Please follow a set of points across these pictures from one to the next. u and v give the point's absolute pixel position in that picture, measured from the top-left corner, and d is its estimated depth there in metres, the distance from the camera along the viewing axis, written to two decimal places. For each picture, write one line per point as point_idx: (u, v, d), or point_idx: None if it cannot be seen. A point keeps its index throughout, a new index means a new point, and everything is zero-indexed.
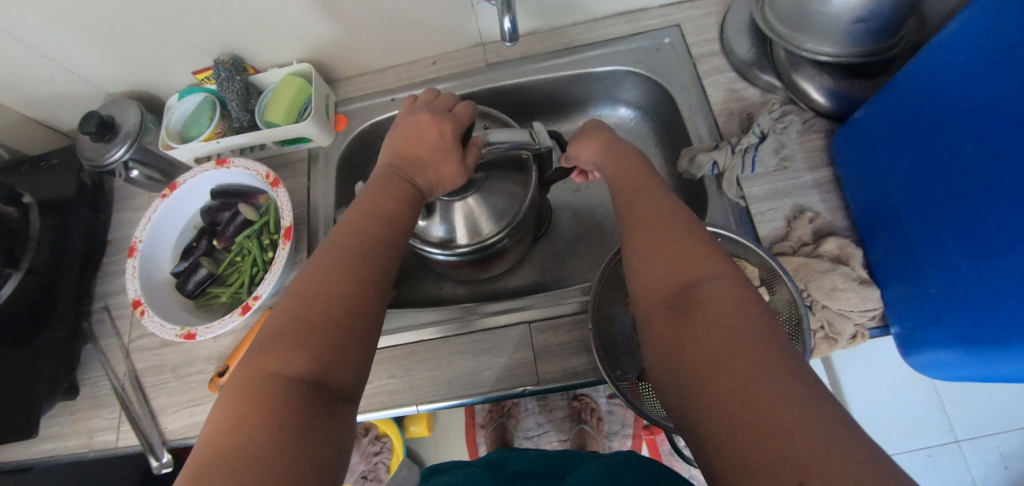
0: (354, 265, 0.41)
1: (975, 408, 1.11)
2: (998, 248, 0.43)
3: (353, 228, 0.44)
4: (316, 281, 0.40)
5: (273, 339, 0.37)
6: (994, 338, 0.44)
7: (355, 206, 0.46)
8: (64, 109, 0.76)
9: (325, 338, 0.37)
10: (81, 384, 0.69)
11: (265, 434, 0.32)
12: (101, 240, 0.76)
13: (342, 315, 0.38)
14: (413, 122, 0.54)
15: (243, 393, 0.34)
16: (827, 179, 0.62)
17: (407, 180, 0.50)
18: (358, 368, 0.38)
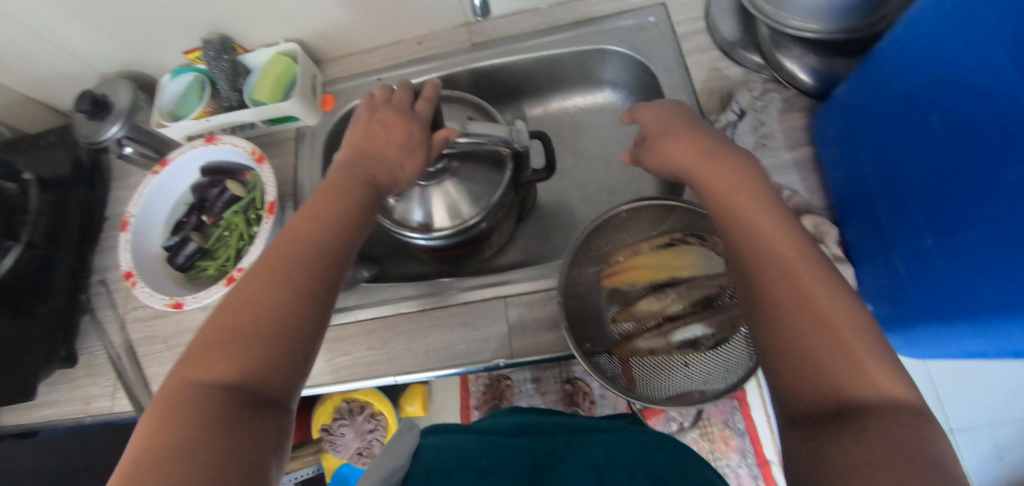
0: (288, 271, 0.41)
1: (970, 398, 1.10)
2: (962, 223, 0.42)
3: (289, 235, 0.44)
4: (245, 292, 0.40)
5: (203, 348, 0.38)
6: (959, 312, 0.44)
7: (301, 211, 0.46)
8: (61, 88, 0.78)
9: (250, 346, 0.37)
10: (79, 353, 0.72)
11: (179, 441, 0.33)
12: (98, 216, 0.78)
13: (271, 324, 0.38)
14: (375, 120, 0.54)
15: (163, 404, 0.35)
16: (806, 158, 0.62)
17: (367, 174, 0.50)
18: (285, 375, 0.38)
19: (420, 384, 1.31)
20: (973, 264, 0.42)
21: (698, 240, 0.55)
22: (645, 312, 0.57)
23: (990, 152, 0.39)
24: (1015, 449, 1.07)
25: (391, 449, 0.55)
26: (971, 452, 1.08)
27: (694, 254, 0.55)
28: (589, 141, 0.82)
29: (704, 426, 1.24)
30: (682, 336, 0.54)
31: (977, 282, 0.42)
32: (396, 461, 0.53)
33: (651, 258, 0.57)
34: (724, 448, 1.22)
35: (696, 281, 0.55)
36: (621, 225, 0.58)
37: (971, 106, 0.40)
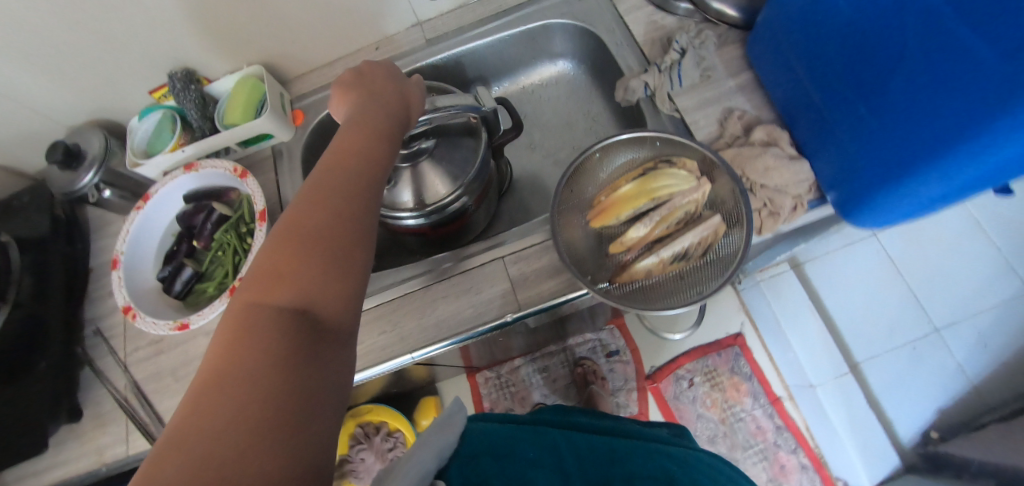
0: (332, 200, 0.42)
1: (948, 296, 1.18)
2: (885, 82, 0.49)
3: (325, 185, 0.44)
4: (290, 240, 0.40)
5: (263, 273, 0.39)
6: (903, 165, 0.50)
7: (331, 148, 0.47)
8: (28, 150, 0.78)
9: (309, 270, 0.39)
10: (83, 406, 0.71)
11: (257, 359, 0.34)
12: (82, 268, 0.77)
13: (326, 270, 0.39)
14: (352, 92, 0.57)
15: (232, 325, 0.36)
16: (748, 81, 0.68)
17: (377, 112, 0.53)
18: (344, 299, 0.40)
19: (431, 396, 1.30)
20: (906, 116, 0.48)
21: (668, 164, 0.61)
22: (634, 240, 0.61)
23: (895, 12, 0.46)
24: (997, 335, 1.14)
25: (446, 421, 0.54)
26: (959, 345, 1.15)
27: (668, 176, 0.60)
28: (552, 114, 0.87)
29: (711, 375, 1.25)
30: (672, 251, 0.58)
31: (912, 130, 0.48)
32: (447, 437, 0.51)
33: (631, 188, 0.61)
34: (736, 395, 1.22)
35: (674, 200, 0.59)
36: (598, 165, 0.63)
37: None
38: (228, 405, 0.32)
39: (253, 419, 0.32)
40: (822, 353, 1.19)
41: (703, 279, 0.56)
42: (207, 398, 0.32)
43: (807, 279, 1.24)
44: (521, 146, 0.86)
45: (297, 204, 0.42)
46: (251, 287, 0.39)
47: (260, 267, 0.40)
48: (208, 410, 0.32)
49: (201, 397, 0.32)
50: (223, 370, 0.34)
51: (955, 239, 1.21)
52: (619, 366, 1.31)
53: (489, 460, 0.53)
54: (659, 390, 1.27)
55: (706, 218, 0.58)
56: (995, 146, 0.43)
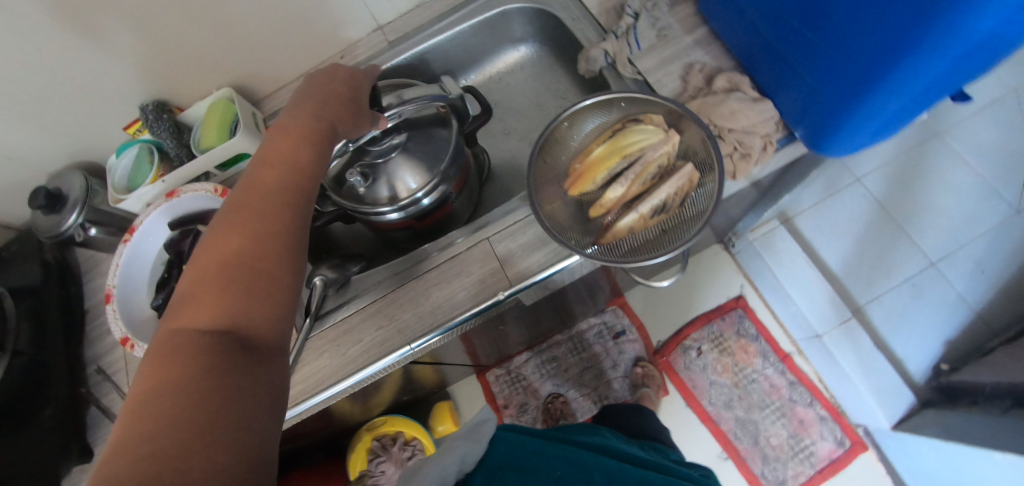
0: (256, 220, 0.44)
1: (938, 229, 1.19)
2: (827, 7, 0.50)
3: (252, 203, 0.45)
4: (214, 260, 0.41)
5: (186, 300, 0.39)
6: (860, 84, 0.51)
7: (252, 170, 0.48)
8: (11, 200, 0.79)
9: (235, 289, 0.39)
10: (94, 444, 0.71)
11: (188, 375, 0.34)
12: (78, 309, 0.78)
13: (252, 289, 0.40)
14: (309, 88, 0.58)
15: (158, 352, 0.35)
16: (704, 35, 0.69)
17: (315, 119, 0.54)
18: (273, 314, 0.40)
19: (444, 401, 1.30)
20: (853, 36, 0.49)
21: (636, 122, 0.62)
22: (613, 201, 0.61)
23: None
24: (993, 259, 1.14)
25: (473, 428, 0.58)
26: (957, 275, 1.15)
27: (637, 132, 0.61)
28: (523, 99, 0.89)
29: (718, 341, 1.26)
30: (650, 205, 0.58)
31: (862, 48, 0.49)
32: (473, 445, 0.56)
33: (603, 149, 0.62)
34: (746, 357, 1.23)
35: (646, 155, 0.60)
36: (568, 134, 0.64)
37: None
38: (161, 420, 0.31)
39: (193, 421, 0.31)
40: (822, 300, 1.19)
41: (684, 227, 0.57)
42: (137, 420, 0.31)
43: (798, 232, 1.25)
44: (495, 133, 0.88)
45: (222, 224, 0.43)
46: (178, 307, 0.39)
47: (186, 286, 0.40)
48: (134, 423, 0.31)
49: (130, 422, 0.31)
50: (152, 384, 0.33)
51: (937, 172, 1.22)
52: (627, 346, 1.31)
53: (515, 474, 0.55)
54: (669, 364, 1.27)
55: (681, 168, 0.59)
56: (939, 46, 0.43)
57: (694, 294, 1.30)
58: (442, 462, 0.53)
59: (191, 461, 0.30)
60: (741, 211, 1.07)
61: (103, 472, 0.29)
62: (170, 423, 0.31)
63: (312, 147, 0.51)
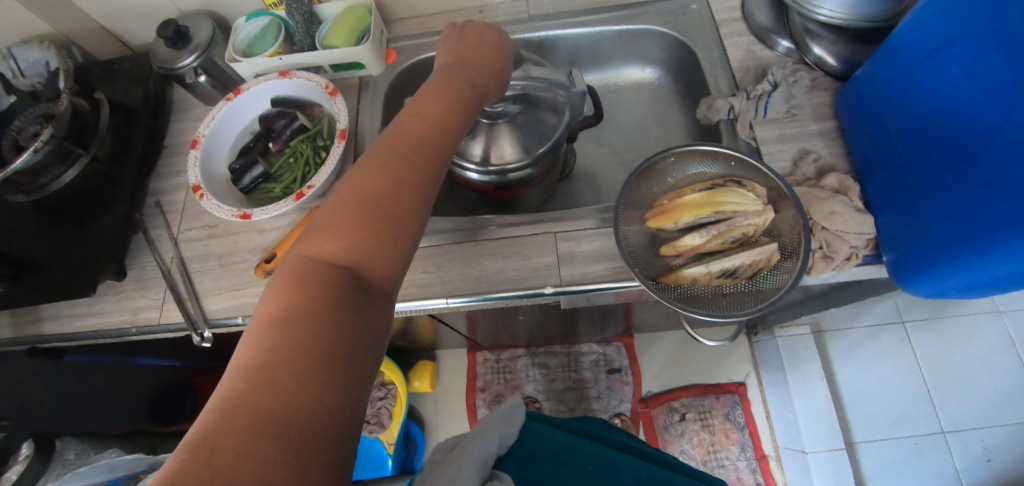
0: (395, 167, 0.45)
1: (962, 401, 1.16)
2: (978, 153, 0.48)
3: (388, 154, 0.46)
4: (351, 197, 0.44)
5: (321, 228, 0.43)
6: (975, 235, 0.50)
7: (408, 111, 0.51)
8: (137, 22, 0.82)
9: (360, 231, 0.42)
10: (128, 268, 0.74)
11: (309, 308, 0.38)
12: (159, 143, 0.81)
13: (376, 236, 0.43)
14: (451, 59, 0.58)
15: (292, 273, 0.41)
16: (831, 128, 0.69)
17: (462, 89, 0.55)
18: (391, 261, 0.43)
19: (429, 361, 1.33)
20: (992, 189, 0.47)
21: (737, 185, 0.62)
22: (687, 247, 0.62)
23: (1005, 84, 0.45)
24: (1005, 451, 1.11)
25: (508, 413, 0.61)
26: (962, 452, 1.12)
27: (736, 195, 0.61)
28: (627, 117, 0.89)
29: (704, 415, 1.26)
30: (722, 266, 0.59)
31: (996, 204, 0.47)
32: (505, 428, 0.58)
33: (697, 197, 0.62)
34: (724, 441, 1.24)
35: (736, 218, 0.60)
36: (669, 169, 0.65)
37: (990, 52, 0.47)
38: (279, 344, 0.36)
39: (305, 353, 0.36)
40: (823, 419, 1.15)
41: (747, 299, 0.58)
42: (263, 337, 0.36)
43: (823, 346, 1.24)
44: (589, 138, 0.89)
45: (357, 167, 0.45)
46: (308, 244, 0.42)
47: (320, 224, 0.43)
48: (261, 353, 0.36)
49: (258, 335, 0.37)
50: (277, 312, 0.38)
51: (984, 347, 1.19)
52: (617, 383, 1.31)
53: (548, 466, 0.58)
54: (649, 418, 1.28)
55: (763, 243, 0.59)
56: None
57: (698, 361, 1.31)
58: (484, 440, 0.55)
59: (297, 390, 0.34)
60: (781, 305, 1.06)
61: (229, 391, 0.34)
62: (288, 359, 0.35)
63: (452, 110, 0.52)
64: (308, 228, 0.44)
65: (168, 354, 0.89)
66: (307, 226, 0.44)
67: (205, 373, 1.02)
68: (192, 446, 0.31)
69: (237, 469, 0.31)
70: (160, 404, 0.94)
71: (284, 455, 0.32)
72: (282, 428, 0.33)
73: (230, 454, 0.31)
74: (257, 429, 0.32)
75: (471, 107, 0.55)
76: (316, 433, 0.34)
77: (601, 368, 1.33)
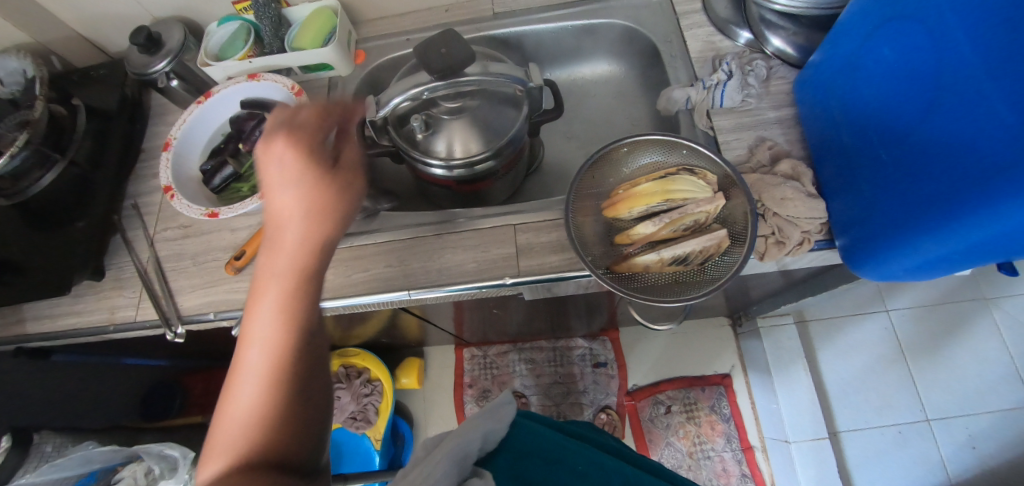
0: (286, 305, 0.41)
1: (946, 389, 1.15)
2: (913, 134, 0.50)
3: (274, 312, 0.41)
4: (261, 353, 0.40)
5: (235, 401, 0.39)
6: (913, 214, 0.51)
7: (270, 244, 0.43)
8: (114, 29, 0.85)
9: (279, 382, 0.40)
10: (106, 268, 0.76)
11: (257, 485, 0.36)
12: (136, 147, 0.83)
13: (298, 382, 0.40)
14: (285, 159, 0.42)
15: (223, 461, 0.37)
16: (788, 116, 0.70)
17: (322, 192, 0.43)
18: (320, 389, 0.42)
19: (416, 358, 1.34)
20: (926, 167, 0.49)
21: (689, 173, 0.63)
22: (640, 236, 0.63)
23: (935, 62, 0.47)
24: (989, 439, 1.11)
25: (496, 410, 0.61)
26: (947, 440, 1.12)
27: (686, 182, 0.62)
28: (596, 111, 0.91)
29: (690, 407, 1.26)
30: (673, 253, 0.60)
31: (929, 181, 0.48)
32: (494, 423, 0.58)
33: (649, 185, 0.63)
34: (709, 433, 1.23)
35: (687, 206, 0.61)
36: (623, 159, 0.66)
37: (916, 34, 0.48)
38: None
39: None
40: (806, 410, 1.15)
41: (697, 284, 0.59)
42: None
43: (807, 336, 1.24)
44: (558, 133, 0.90)
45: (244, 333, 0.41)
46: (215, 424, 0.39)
47: (235, 398, 0.39)
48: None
49: None
50: None
51: (969, 335, 1.19)
52: (602, 377, 1.32)
53: (538, 462, 0.57)
54: (635, 411, 1.28)
55: (713, 230, 0.60)
56: (1003, 209, 0.43)
57: (684, 353, 1.31)
58: (467, 435, 0.53)
59: None
60: (759, 295, 1.06)
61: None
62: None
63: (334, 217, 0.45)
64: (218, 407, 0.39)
65: (152, 352, 0.91)
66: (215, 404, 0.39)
67: (192, 371, 1.04)
68: None
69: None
70: (147, 402, 0.97)
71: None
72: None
73: None
74: None
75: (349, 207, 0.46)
76: None
77: (587, 362, 1.34)
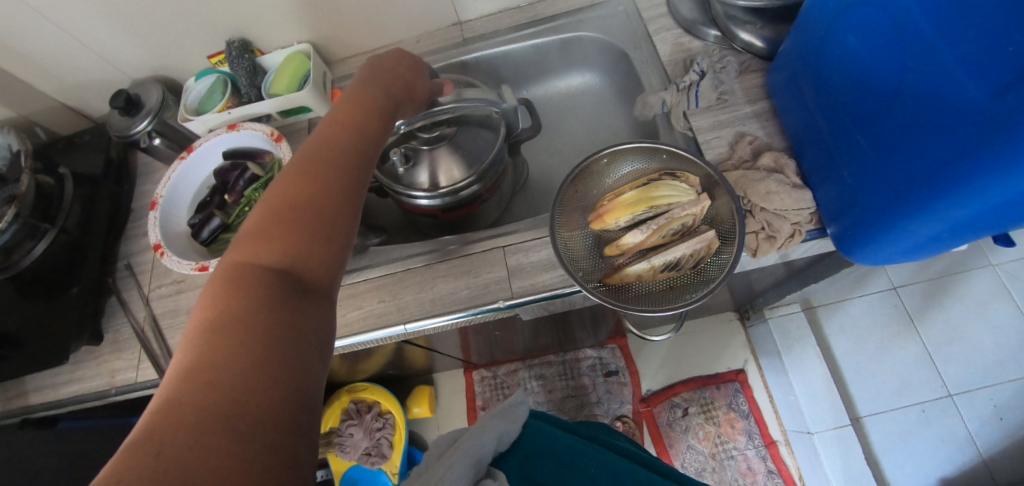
0: (319, 170, 0.47)
1: (964, 361, 1.13)
2: (880, 115, 0.50)
3: (295, 178, 0.46)
4: (281, 204, 0.44)
5: (253, 236, 0.43)
6: (896, 197, 0.50)
7: (328, 117, 0.52)
8: (95, 94, 0.87)
9: (292, 229, 0.43)
10: (104, 331, 0.77)
11: (250, 302, 0.38)
12: (125, 207, 0.84)
13: (313, 237, 0.43)
14: (370, 73, 0.59)
15: (224, 281, 0.40)
16: (765, 109, 0.69)
17: (386, 109, 0.56)
18: (328, 260, 0.44)
19: (426, 385, 1.33)
20: (903, 149, 0.48)
21: (671, 177, 0.63)
22: (630, 245, 0.63)
23: (901, 43, 0.47)
24: (1016, 409, 1.08)
25: (509, 410, 0.58)
26: (972, 414, 1.09)
27: (669, 187, 0.62)
28: (575, 123, 0.91)
29: (706, 407, 1.23)
30: (664, 259, 0.59)
31: (909, 162, 0.48)
32: (507, 425, 0.56)
33: (632, 195, 0.63)
34: (730, 431, 1.20)
35: (672, 211, 0.61)
36: (605, 171, 0.66)
37: (880, 17, 0.48)
38: (228, 336, 0.36)
39: (252, 341, 0.36)
40: (824, 397, 1.13)
41: (690, 290, 0.58)
42: (203, 336, 0.36)
43: (816, 322, 1.22)
44: (540, 148, 0.91)
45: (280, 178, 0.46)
46: (240, 252, 0.42)
47: (246, 236, 0.43)
48: (207, 352, 0.35)
49: (199, 339, 0.36)
50: (218, 312, 0.37)
51: (982, 302, 1.17)
52: (615, 386, 1.30)
53: (548, 463, 0.56)
54: (652, 417, 1.25)
55: (703, 232, 0.60)
56: (988, 184, 0.43)
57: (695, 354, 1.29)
58: (480, 437, 0.52)
59: (245, 372, 0.35)
60: (762, 287, 1.05)
61: (177, 389, 0.33)
62: (223, 342, 0.36)
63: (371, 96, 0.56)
64: (239, 240, 0.43)
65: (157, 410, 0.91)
66: (240, 234, 0.44)
67: None
68: (136, 443, 0.31)
69: (187, 468, 0.30)
70: None
71: (241, 451, 0.32)
72: (230, 421, 0.33)
73: (183, 445, 0.31)
74: (208, 421, 0.32)
75: (388, 114, 0.56)
76: (269, 416, 0.34)
77: (598, 372, 1.32)
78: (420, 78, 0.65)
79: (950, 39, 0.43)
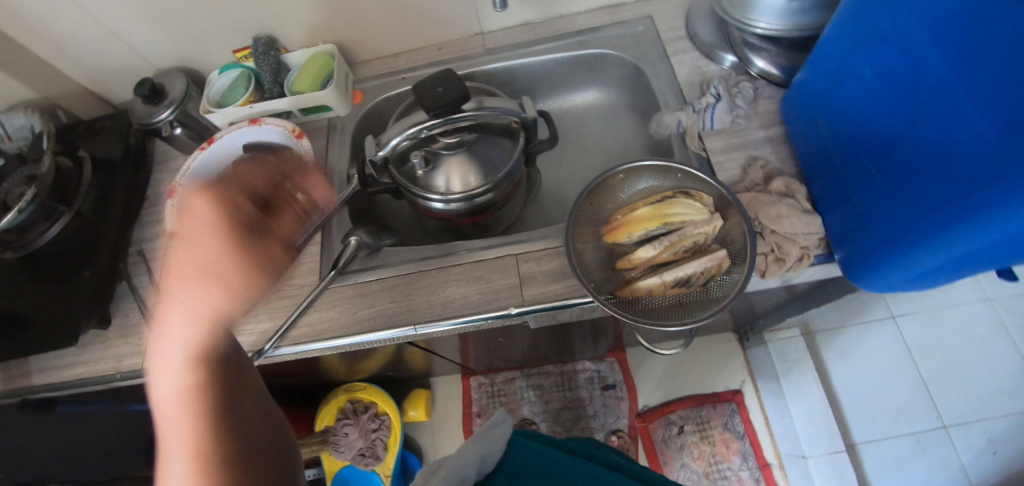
0: (226, 393, 0.49)
1: (960, 393, 1.14)
2: (894, 147, 0.51)
3: (183, 427, 0.45)
4: (196, 454, 0.44)
5: None
6: (904, 225, 0.52)
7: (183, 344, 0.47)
8: (117, 81, 0.88)
9: (233, 458, 0.46)
10: (112, 316, 0.77)
11: None
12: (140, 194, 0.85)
13: (245, 458, 0.46)
14: (188, 245, 0.48)
15: None
16: (777, 135, 0.71)
17: (254, 257, 0.50)
18: (274, 463, 0.49)
19: (423, 389, 1.33)
20: (912, 180, 0.50)
21: (685, 196, 0.64)
22: (641, 260, 0.64)
23: (911, 79, 0.48)
24: (1009, 443, 1.09)
25: (492, 430, 0.61)
26: (966, 446, 1.10)
27: (683, 206, 0.63)
28: (589, 137, 0.93)
29: (703, 426, 1.24)
30: (675, 275, 0.60)
31: (917, 192, 0.50)
32: (492, 446, 0.58)
33: (646, 210, 0.64)
34: (725, 452, 1.21)
35: (685, 228, 0.62)
36: (620, 186, 0.67)
37: (893, 52, 0.50)
38: None
39: None
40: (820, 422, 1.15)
41: (699, 306, 0.59)
42: None
43: (815, 347, 1.23)
44: (554, 160, 0.92)
45: (219, 265, 0.48)
46: None
47: None
48: None
49: None
50: None
51: (977, 336, 1.19)
52: (612, 400, 1.30)
53: (534, 477, 0.57)
54: (647, 433, 1.26)
55: (713, 251, 0.61)
56: (992, 219, 0.44)
57: (693, 372, 1.29)
58: (460, 463, 0.55)
59: None
60: (764, 309, 1.06)
61: None
62: None
63: (254, 204, 0.53)
64: None
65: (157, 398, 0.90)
66: None
67: None
68: None
69: None
70: None
71: None
72: None
73: None
74: None
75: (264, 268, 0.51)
76: None
77: (596, 385, 1.32)
78: (447, 84, 0.66)
79: (959, 78, 0.44)
